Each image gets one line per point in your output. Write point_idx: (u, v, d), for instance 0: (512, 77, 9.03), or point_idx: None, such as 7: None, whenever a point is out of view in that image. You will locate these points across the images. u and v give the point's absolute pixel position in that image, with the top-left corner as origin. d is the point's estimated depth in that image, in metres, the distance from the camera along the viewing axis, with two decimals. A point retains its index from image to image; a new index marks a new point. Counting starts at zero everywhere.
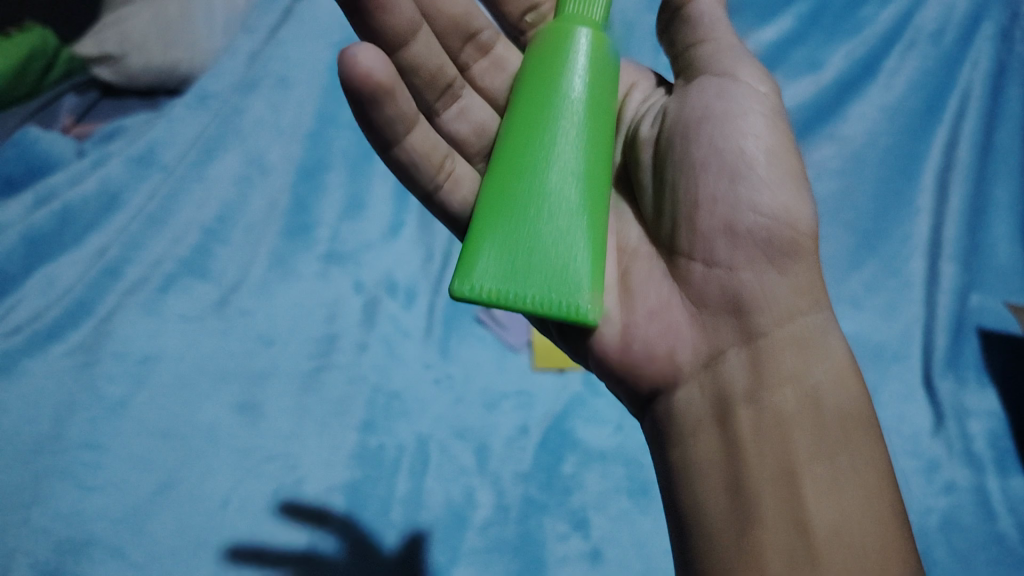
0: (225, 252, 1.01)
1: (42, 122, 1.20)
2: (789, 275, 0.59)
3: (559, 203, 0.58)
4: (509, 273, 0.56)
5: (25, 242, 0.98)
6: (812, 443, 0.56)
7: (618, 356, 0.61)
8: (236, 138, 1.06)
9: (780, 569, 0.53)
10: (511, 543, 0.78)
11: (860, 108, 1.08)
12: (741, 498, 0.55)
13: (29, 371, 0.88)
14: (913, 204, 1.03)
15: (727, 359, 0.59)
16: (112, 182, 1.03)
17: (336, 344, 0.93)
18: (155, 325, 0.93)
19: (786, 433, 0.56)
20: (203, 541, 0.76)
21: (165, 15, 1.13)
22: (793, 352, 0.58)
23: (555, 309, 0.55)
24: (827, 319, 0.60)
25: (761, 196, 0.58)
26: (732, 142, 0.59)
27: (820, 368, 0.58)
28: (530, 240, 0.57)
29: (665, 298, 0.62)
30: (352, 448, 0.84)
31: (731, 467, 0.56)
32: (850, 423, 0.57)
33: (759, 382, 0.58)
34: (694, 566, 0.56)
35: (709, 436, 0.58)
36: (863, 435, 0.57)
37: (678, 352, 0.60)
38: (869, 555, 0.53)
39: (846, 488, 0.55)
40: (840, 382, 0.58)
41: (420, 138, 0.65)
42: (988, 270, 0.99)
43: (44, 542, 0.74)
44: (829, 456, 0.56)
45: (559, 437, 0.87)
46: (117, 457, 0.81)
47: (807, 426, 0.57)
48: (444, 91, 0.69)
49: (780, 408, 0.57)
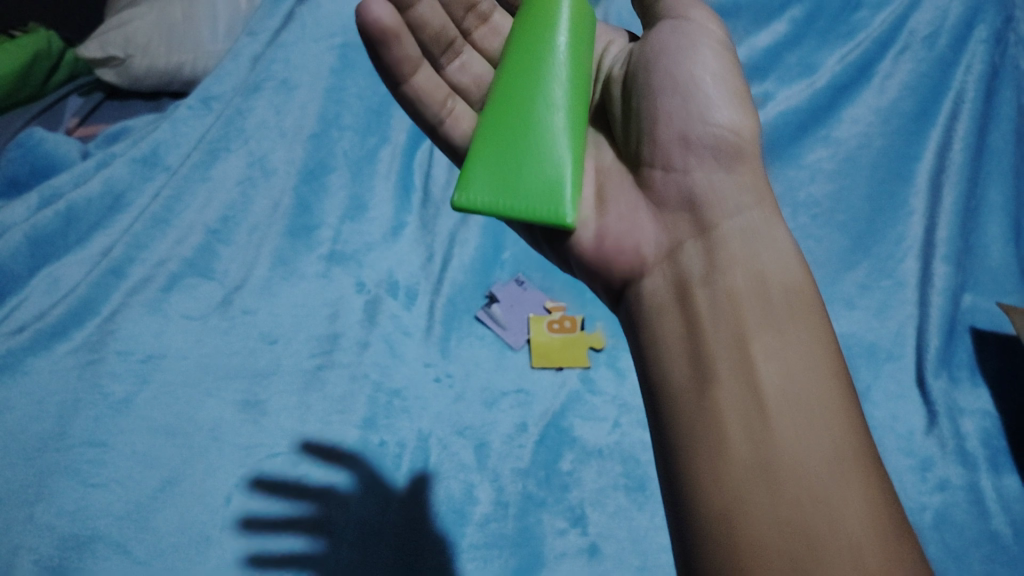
0: (229, 253, 1.02)
1: (45, 122, 1.24)
2: (735, 175, 0.61)
3: (547, 135, 0.63)
4: (500, 187, 0.62)
5: (29, 242, 0.99)
6: (764, 316, 0.56)
7: (594, 253, 0.65)
8: (240, 140, 1.08)
9: (734, 430, 0.52)
10: (511, 539, 0.79)
11: (854, 111, 1.10)
12: (698, 367, 0.55)
13: (35, 369, 0.89)
14: (907, 206, 1.04)
15: (686, 249, 0.61)
16: (116, 183, 1.05)
17: (337, 342, 0.94)
18: (159, 324, 0.94)
19: (739, 308, 0.56)
20: (206, 537, 0.77)
21: (169, 19, 1.18)
22: (745, 239, 0.59)
23: (541, 216, 0.61)
24: (776, 216, 0.61)
25: (710, 111, 0.62)
26: (685, 66, 0.63)
27: (771, 253, 0.59)
28: (518, 157, 0.63)
29: (633, 202, 0.64)
30: (354, 445, 0.85)
31: (689, 340, 0.57)
32: (798, 301, 0.57)
33: (714, 265, 0.59)
34: (660, 440, 0.56)
35: (670, 315, 0.59)
36: (812, 312, 0.57)
37: (643, 246, 0.63)
38: (821, 420, 0.51)
39: (798, 358, 0.54)
40: (790, 267, 0.59)
41: (426, 78, 0.69)
42: (981, 270, 1.01)
43: (49, 538, 0.75)
44: (782, 326, 0.55)
45: (557, 434, 0.88)
46: (121, 455, 0.82)
47: (758, 300, 0.57)
48: (448, 46, 0.73)
49: (734, 286, 0.57)
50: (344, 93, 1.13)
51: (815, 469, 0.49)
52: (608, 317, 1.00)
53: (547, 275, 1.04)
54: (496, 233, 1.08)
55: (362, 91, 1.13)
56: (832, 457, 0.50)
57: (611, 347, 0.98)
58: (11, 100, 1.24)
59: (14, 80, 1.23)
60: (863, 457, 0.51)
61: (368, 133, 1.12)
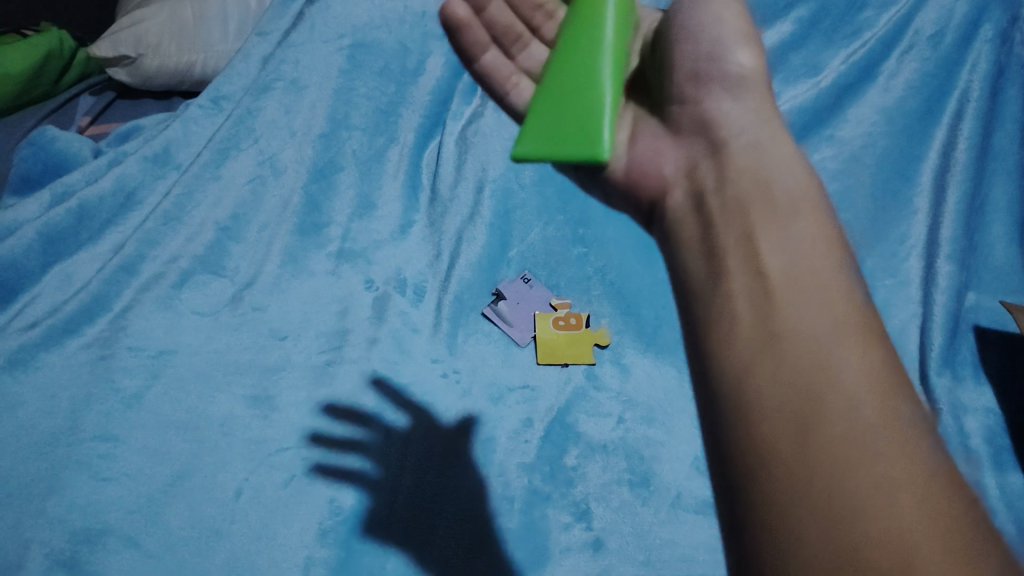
0: (239, 250, 1.03)
1: (59, 121, 1.27)
2: (743, 98, 0.64)
3: (588, 71, 0.61)
4: (544, 134, 0.61)
5: (43, 239, 1.00)
6: (770, 217, 0.59)
7: (624, 181, 0.67)
8: (250, 138, 1.09)
9: (751, 325, 0.54)
10: (516, 533, 0.81)
11: (858, 110, 1.10)
12: (715, 268, 0.59)
13: (47, 365, 0.91)
14: (911, 205, 1.05)
15: (702, 168, 0.64)
16: (127, 181, 1.06)
17: (347, 339, 0.96)
18: (170, 320, 0.96)
19: (748, 211, 0.60)
20: (215, 531, 0.78)
21: (181, 20, 1.20)
22: (754, 152, 0.62)
23: (577, 153, 0.59)
24: (782, 132, 0.65)
25: (723, 48, 0.63)
26: (698, 11, 0.63)
27: (778, 162, 0.62)
28: (560, 102, 0.62)
29: (655, 134, 0.67)
30: (363, 440, 0.87)
31: (707, 246, 0.60)
32: (801, 201, 0.60)
33: (727, 176, 0.62)
34: (692, 342, 0.58)
35: (690, 227, 0.62)
36: (812, 210, 0.60)
37: (665, 168, 0.65)
38: (835, 309, 0.54)
39: (805, 250, 0.57)
40: (795, 172, 0.62)
41: (494, 57, 0.75)
42: (984, 269, 1.02)
43: (61, 530, 0.77)
44: (784, 224, 0.58)
45: (562, 429, 0.90)
46: (132, 449, 0.84)
47: (763, 204, 0.60)
48: (518, 37, 0.74)
49: (742, 192, 0.61)
50: (354, 92, 1.14)
51: (822, 342, 0.52)
52: (613, 314, 1.01)
53: (553, 272, 1.04)
54: (503, 230, 1.07)
55: (370, 91, 1.14)
56: (849, 342, 0.52)
57: (616, 344, 0.98)
58: (24, 99, 1.26)
59: (27, 80, 1.24)
60: (874, 340, 0.53)
61: (376, 132, 1.13)
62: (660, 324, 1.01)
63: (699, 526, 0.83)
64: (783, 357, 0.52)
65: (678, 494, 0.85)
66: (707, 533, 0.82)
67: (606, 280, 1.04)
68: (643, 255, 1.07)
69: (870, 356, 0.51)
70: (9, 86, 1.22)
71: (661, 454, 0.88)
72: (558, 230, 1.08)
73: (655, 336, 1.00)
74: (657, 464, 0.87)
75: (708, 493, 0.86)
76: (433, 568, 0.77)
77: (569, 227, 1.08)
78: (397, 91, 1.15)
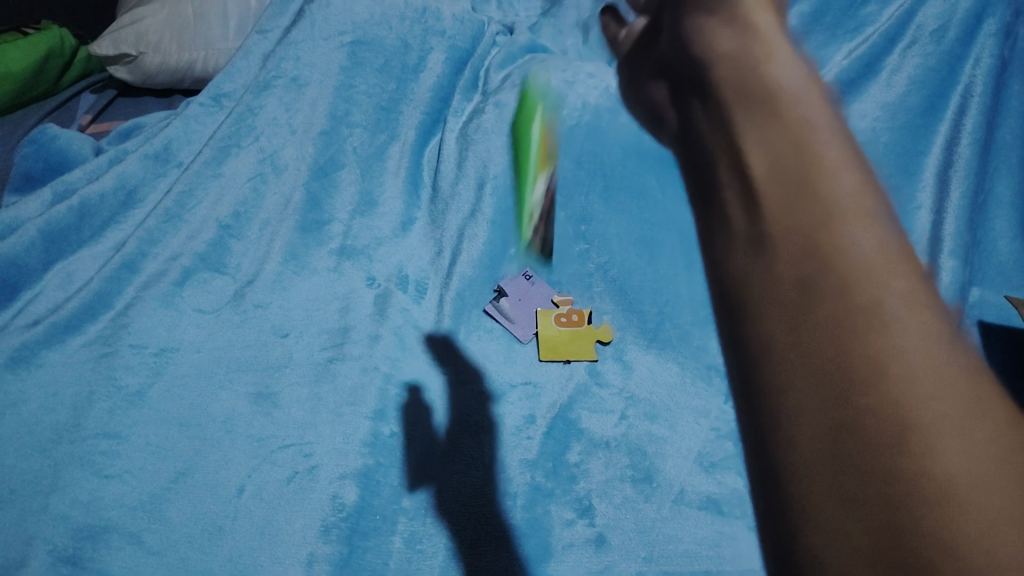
0: (240, 248, 1.03)
1: (60, 118, 1.27)
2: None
3: None
4: None
5: (44, 238, 1.00)
6: (751, 114, 0.50)
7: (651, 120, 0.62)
8: (251, 135, 1.10)
9: (736, 238, 0.48)
10: (520, 529, 0.81)
11: (861, 106, 1.08)
12: (704, 187, 0.52)
13: (50, 362, 0.91)
14: (914, 201, 1.02)
15: (688, 82, 0.56)
16: (129, 178, 1.06)
17: (349, 335, 0.96)
18: (173, 318, 0.96)
19: (727, 114, 0.52)
20: (218, 527, 0.78)
21: (181, 18, 1.20)
22: (731, 49, 0.53)
23: None
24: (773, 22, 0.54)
25: None
26: None
27: (760, 53, 0.53)
28: None
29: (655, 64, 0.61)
30: (365, 436, 0.86)
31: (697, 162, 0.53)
32: (792, 93, 0.50)
33: (706, 81, 0.54)
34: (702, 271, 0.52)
35: (687, 151, 0.56)
36: (807, 100, 0.50)
37: (665, 94, 0.59)
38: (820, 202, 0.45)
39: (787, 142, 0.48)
40: (786, 65, 0.52)
41: None
42: (989, 264, 1.01)
43: (63, 527, 0.77)
44: (770, 118, 0.49)
45: (565, 426, 0.90)
46: (134, 446, 0.84)
47: (742, 100, 0.51)
48: None
49: (720, 94, 0.52)
50: (354, 89, 1.13)
51: (809, 241, 0.43)
52: (615, 310, 1.01)
53: (555, 269, 1.04)
54: (504, 227, 1.06)
55: (371, 88, 1.14)
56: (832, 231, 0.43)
57: (618, 340, 0.98)
58: (26, 98, 1.27)
59: (28, 78, 1.25)
60: (874, 234, 0.43)
61: (377, 129, 1.12)
62: (663, 319, 1.00)
63: (703, 522, 0.82)
64: (772, 236, 0.45)
65: (681, 491, 0.85)
66: (710, 529, 0.82)
67: (608, 276, 1.03)
68: (643, 250, 1.05)
69: (872, 239, 0.42)
70: (10, 84, 1.22)
71: (664, 451, 0.88)
72: (559, 227, 1.06)
73: (658, 332, 0.99)
74: (660, 460, 0.87)
75: (712, 490, 0.85)
76: (436, 563, 0.77)
77: (571, 224, 1.06)
78: (398, 88, 1.15)
